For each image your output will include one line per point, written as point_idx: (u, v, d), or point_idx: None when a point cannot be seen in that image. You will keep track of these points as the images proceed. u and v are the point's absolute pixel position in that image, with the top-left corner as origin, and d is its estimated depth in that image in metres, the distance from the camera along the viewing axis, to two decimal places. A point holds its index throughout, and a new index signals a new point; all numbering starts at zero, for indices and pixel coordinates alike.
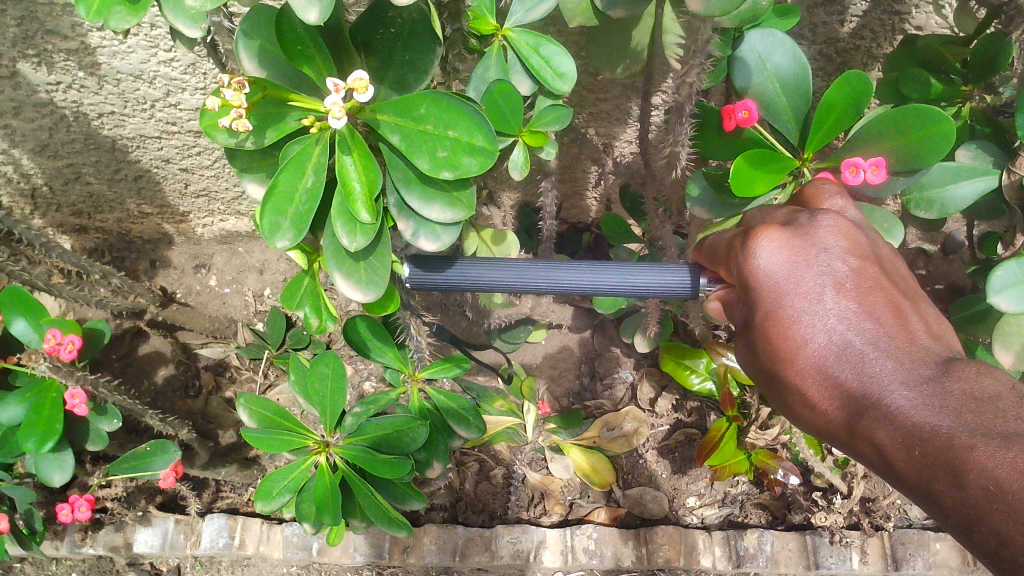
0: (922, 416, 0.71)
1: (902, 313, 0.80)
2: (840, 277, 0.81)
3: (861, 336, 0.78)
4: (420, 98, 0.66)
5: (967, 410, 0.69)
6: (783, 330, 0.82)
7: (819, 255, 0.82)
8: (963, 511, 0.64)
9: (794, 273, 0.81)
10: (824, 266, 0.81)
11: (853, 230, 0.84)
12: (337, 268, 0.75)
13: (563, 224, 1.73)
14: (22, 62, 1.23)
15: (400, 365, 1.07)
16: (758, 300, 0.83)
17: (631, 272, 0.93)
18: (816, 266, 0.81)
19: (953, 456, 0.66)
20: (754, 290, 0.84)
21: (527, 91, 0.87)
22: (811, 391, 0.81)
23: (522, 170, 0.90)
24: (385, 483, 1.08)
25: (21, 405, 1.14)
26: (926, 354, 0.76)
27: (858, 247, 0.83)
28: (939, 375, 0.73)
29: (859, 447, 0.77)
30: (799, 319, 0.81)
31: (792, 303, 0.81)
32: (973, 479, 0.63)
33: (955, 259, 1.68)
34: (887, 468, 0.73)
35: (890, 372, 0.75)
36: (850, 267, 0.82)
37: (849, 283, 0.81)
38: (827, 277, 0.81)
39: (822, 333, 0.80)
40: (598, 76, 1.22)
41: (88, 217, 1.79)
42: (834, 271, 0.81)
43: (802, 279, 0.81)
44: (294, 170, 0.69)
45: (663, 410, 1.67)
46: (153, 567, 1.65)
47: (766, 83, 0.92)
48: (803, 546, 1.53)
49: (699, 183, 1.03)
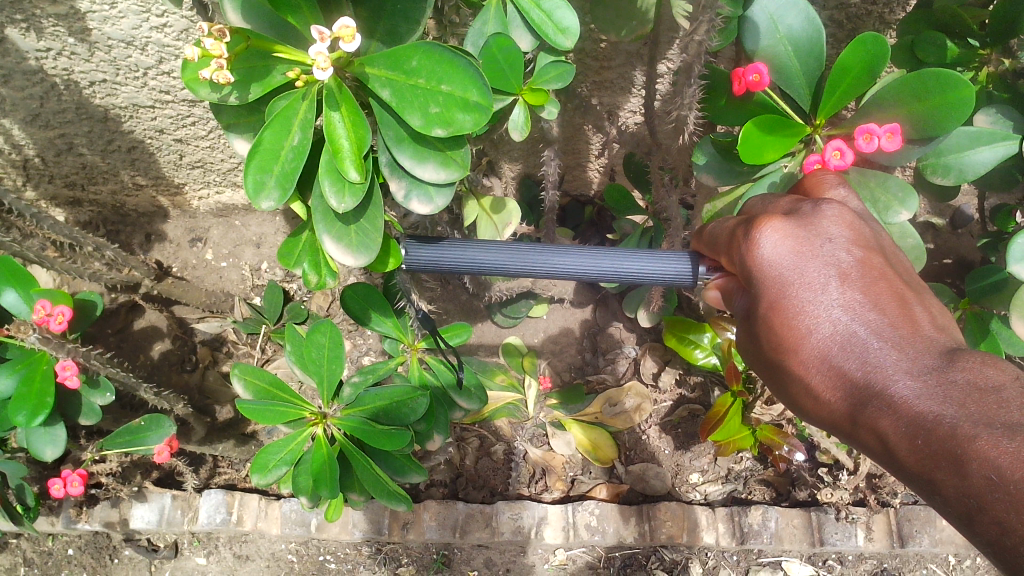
0: (926, 406, 0.68)
1: (907, 304, 0.77)
2: (845, 267, 0.77)
3: (867, 327, 0.75)
4: (411, 49, 0.62)
5: (971, 399, 0.66)
6: (787, 321, 0.78)
7: (824, 245, 0.78)
8: (964, 500, 0.62)
9: (798, 264, 0.77)
10: (829, 256, 0.78)
11: (857, 220, 0.80)
12: (326, 231, 0.72)
13: (565, 197, 1.70)
14: (10, 28, 1.19)
15: (399, 335, 1.05)
16: (760, 291, 0.80)
17: (634, 259, 0.89)
18: (821, 256, 0.77)
19: (956, 446, 0.63)
20: (757, 280, 0.80)
21: (527, 47, 0.83)
22: (816, 380, 0.78)
23: (523, 130, 0.86)
24: (384, 454, 1.04)
25: (10, 377, 1.11)
26: (931, 345, 0.73)
27: (862, 237, 0.79)
28: (943, 364, 0.70)
29: (863, 438, 0.74)
30: (803, 310, 0.77)
31: (796, 294, 0.77)
32: (975, 469, 0.61)
33: (963, 233, 1.64)
34: (890, 458, 0.70)
35: (894, 362, 0.72)
36: (855, 257, 0.78)
37: (853, 273, 0.77)
38: (831, 268, 0.77)
39: (827, 323, 0.77)
40: (602, 42, 1.18)
41: (81, 189, 1.76)
42: (839, 261, 0.77)
43: (806, 269, 0.77)
44: (280, 127, 0.66)
45: (666, 385, 1.65)
46: (150, 543, 1.63)
47: (777, 46, 0.88)
48: (808, 523, 1.51)
49: (706, 150, 0.99)
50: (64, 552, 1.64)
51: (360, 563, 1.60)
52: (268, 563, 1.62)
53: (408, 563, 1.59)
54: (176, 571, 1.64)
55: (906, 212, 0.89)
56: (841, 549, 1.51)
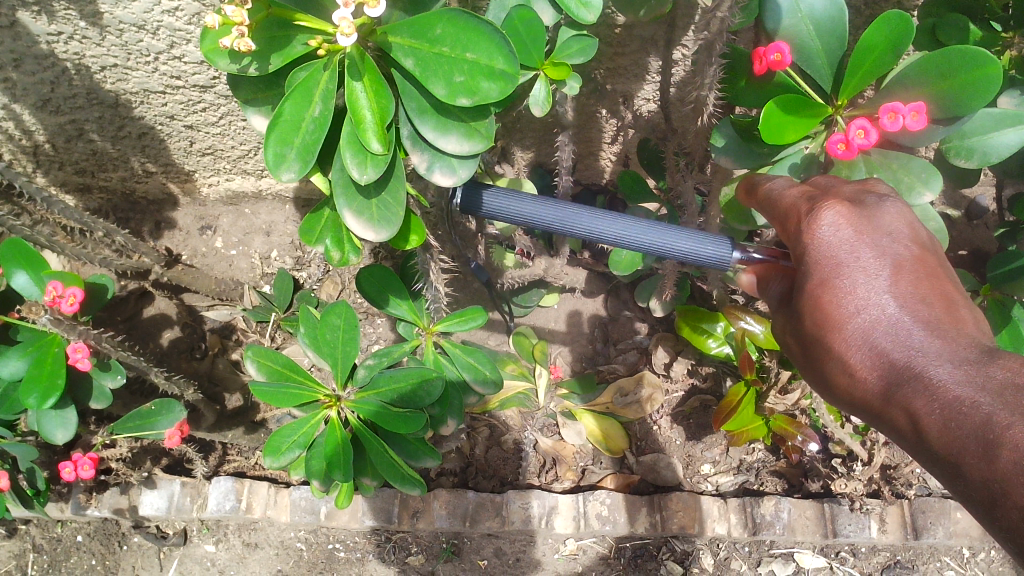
0: (964, 394, 0.67)
1: (954, 304, 0.76)
2: (899, 259, 0.77)
3: (912, 317, 0.74)
4: (436, 17, 0.61)
5: (1010, 393, 0.65)
6: (833, 302, 0.77)
7: (881, 233, 0.77)
8: (992, 487, 0.61)
9: (855, 246, 0.76)
10: (884, 246, 0.77)
11: (915, 219, 0.79)
12: (346, 205, 0.70)
13: (577, 186, 1.69)
14: (21, 11, 1.18)
15: (415, 318, 1.02)
16: (810, 269, 0.78)
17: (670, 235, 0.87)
18: (877, 244, 0.77)
19: (990, 432, 0.62)
20: (808, 260, 0.78)
21: (550, 21, 0.82)
22: (850, 359, 0.77)
23: (543, 106, 0.82)
24: (396, 437, 1.02)
25: (22, 359, 1.10)
26: (973, 342, 0.72)
27: (918, 234, 0.79)
28: (985, 358, 0.69)
29: (891, 420, 0.73)
30: (853, 291, 0.76)
31: (848, 276, 0.76)
32: (1010, 457, 0.60)
33: (979, 225, 1.62)
34: (919, 442, 0.69)
35: (935, 351, 0.72)
36: (909, 251, 0.77)
37: (907, 265, 0.77)
38: (885, 257, 0.77)
39: (873, 308, 0.76)
40: (616, 27, 1.17)
41: (91, 175, 1.75)
42: (893, 252, 0.77)
43: (860, 252, 0.76)
44: (300, 98, 0.64)
45: (678, 375, 1.63)
46: (159, 530, 1.62)
47: (798, 26, 0.87)
48: (820, 514, 1.49)
49: (726, 132, 0.97)
50: (73, 539, 1.64)
51: (369, 552, 1.60)
52: (277, 552, 1.61)
53: (417, 552, 1.59)
54: (185, 559, 1.63)
55: (929, 195, 0.88)
56: (854, 541, 1.48)
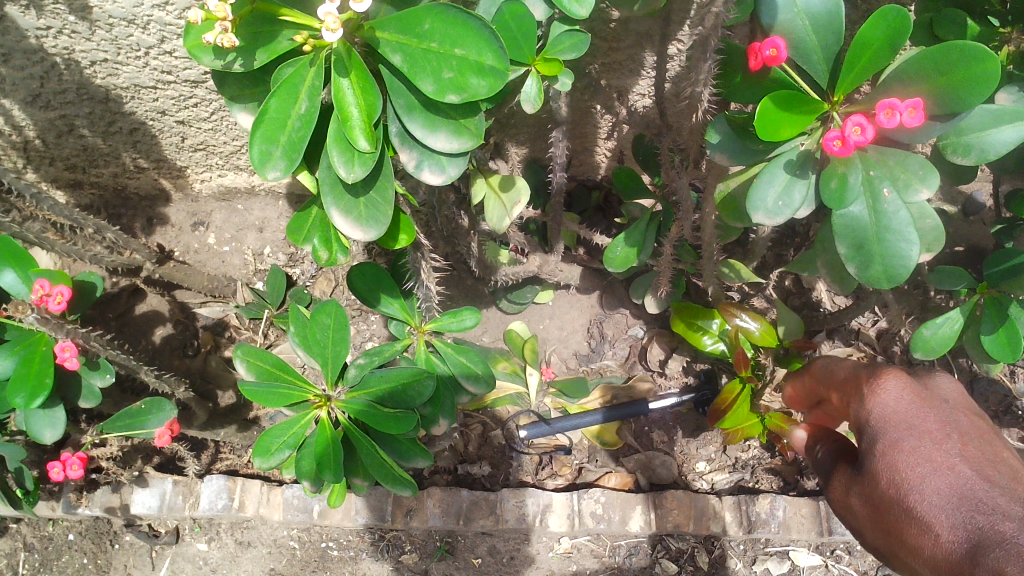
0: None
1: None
2: (969, 447, 0.84)
3: (985, 487, 0.78)
4: (424, 12, 0.59)
5: None
6: (904, 467, 0.84)
7: (937, 410, 0.89)
8: None
9: (915, 424, 0.87)
10: (952, 430, 0.86)
11: (985, 433, 0.88)
12: (334, 204, 0.69)
13: (572, 181, 1.68)
14: (9, 5, 1.17)
15: (406, 317, 1.01)
16: (879, 441, 0.89)
17: None
18: (944, 432, 0.86)
19: None
20: (880, 435, 0.89)
21: (541, 16, 0.81)
22: (928, 524, 0.78)
23: (535, 102, 0.81)
24: (387, 438, 1.00)
25: (10, 358, 1.09)
26: None
27: (982, 431, 0.88)
28: None
29: None
30: (922, 458, 0.84)
31: (910, 448, 0.85)
32: None
33: (975, 221, 1.61)
34: None
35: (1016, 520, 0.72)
36: (972, 432, 0.86)
37: (970, 435, 0.85)
38: (956, 440, 0.85)
39: (946, 478, 0.80)
40: (612, 22, 1.16)
41: (82, 171, 1.73)
42: (962, 434, 0.85)
43: (924, 422, 0.87)
44: (285, 95, 0.63)
45: (673, 372, 1.62)
46: (150, 529, 1.62)
47: (795, 21, 0.86)
48: (816, 512, 1.48)
49: (720, 128, 0.96)
50: (64, 537, 1.63)
51: (362, 551, 1.59)
52: (270, 550, 1.60)
53: (411, 550, 1.58)
54: (177, 558, 1.62)
55: (926, 190, 0.86)
56: (850, 539, 1.48)
